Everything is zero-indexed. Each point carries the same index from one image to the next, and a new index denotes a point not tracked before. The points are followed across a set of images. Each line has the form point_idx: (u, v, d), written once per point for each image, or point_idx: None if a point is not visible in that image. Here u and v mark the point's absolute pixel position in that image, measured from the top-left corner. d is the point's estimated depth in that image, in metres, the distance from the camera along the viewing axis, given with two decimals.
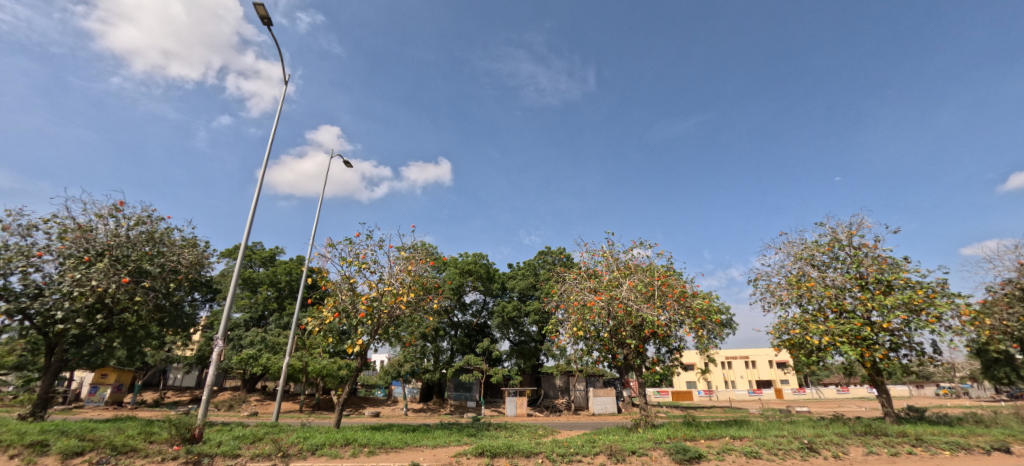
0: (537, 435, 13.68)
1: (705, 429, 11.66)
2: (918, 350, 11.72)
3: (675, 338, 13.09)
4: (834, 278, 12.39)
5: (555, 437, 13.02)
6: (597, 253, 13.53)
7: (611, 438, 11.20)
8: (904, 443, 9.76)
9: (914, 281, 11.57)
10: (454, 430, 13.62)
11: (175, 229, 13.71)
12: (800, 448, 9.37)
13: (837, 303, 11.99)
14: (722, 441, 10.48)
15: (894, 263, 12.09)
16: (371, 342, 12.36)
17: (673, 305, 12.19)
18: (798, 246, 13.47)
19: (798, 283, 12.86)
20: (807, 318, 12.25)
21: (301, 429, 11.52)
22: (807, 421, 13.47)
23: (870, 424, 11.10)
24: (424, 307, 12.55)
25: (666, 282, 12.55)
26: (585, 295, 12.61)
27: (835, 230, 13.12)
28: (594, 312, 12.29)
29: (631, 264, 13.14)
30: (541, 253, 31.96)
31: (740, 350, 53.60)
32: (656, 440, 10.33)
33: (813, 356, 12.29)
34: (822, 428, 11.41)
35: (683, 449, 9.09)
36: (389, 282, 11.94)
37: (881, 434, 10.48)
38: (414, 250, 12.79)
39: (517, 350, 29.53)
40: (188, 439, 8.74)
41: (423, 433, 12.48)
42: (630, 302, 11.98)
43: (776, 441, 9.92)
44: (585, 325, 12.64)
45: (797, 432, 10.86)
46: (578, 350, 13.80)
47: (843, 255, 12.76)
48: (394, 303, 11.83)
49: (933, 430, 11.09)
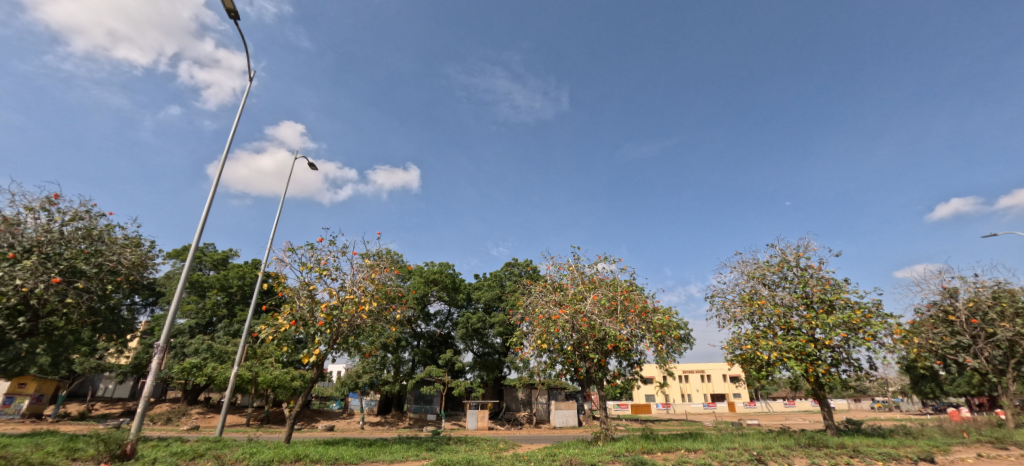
0: (498, 448, 13.54)
1: (662, 443, 11.91)
2: (856, 366, 12.54)
3: (636, 352, 13.36)
4: (783, 297, 13.10)
5: (516, 451, 12.93)
6: (563, 266, 13.76)
7: (571, 451, 11.20)
8: (843, 454, 10.39)
9: (853, 301, 12.47)
10: (413, 444, 13.22)
11: (117, 227, 12.71)
12: (750, 460, 9.80)
13: (785, 321, 12.69)
14: (677, 453, 10.77)
15: (836, 284, 12.96)
16: (328, 352, 11.91)
17: (635, 319, 12.50)
18: (751, 266, 14.18)
19: (750, 301, 13.52)
20: (758, 334, 12.91)
21: (246, 445, 10.78)
22: (757, 433, 14.03)
23: (814, 436, 11.74)
24: (387, 316, 12.32)
25: (629, 297, 12.89)
26: (550, 308, 12.74)
27: (784, 251, 13.93)
28: (559, 325, 12.42)
29: (596, 278, 13.45)
30: (508, 265, 32.16)
31: (697, 364, 55.50)
32: (615, 454, 10.47)
33: (763, 370, 12.87)
34: (769, 441, 11.90)
35: (640, 462, 9.36)
36: (351, 291, 11.53)
37: (822, 446, 11.12)
38: (379, 258, 12.52)
39: (480, 361, 29.23)
40: (118, 455, 8.08)
41: (380, 448, 12.02)
42: (594, 316, 12.18)
43: (728, 453, 10.30)
44: (549, 338, 12.79)
45: (747, 445, 11.30)
46: (542, 363, 13.87)
47: (791, 275, 13.56)
48: (355, 312, 11.41)
49: (869, 441, 11.85)
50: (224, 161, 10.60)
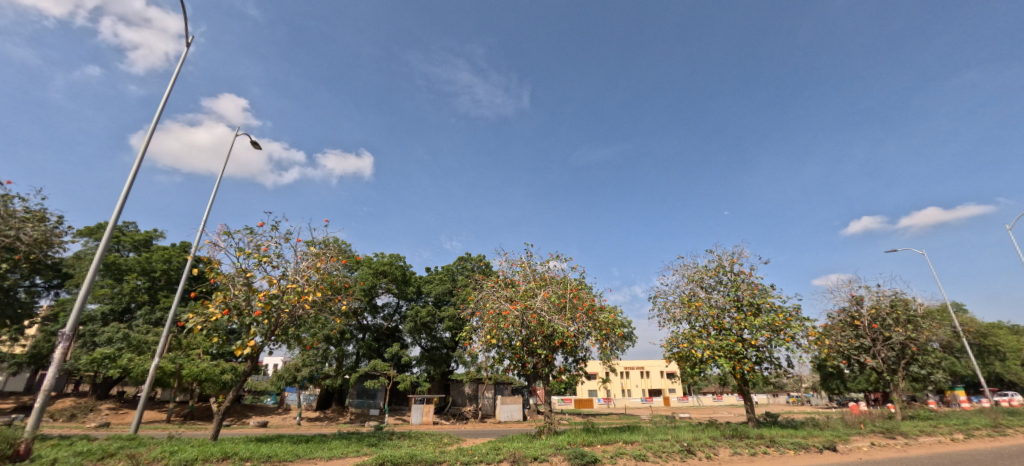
0: (442, 443, 13.48)
1: (602, 435, 12.42)
2: (776, 364, 13.75)
3: (581, 349, 13.80)
4: (717, 299, 14.06)
5: (460, 445, 12.95)
6: (515, 263, 13.89)
7: (514, 445, 11.40)
8: (761, 444, 11.40)
9: (777, 305, 13.65)
10: (354, 440, 12.83)
11: (17, 198, 11.17)
12: (680, 451, 10.49)
13: (718, 322, 13.64)
14: (615, 445, 11.30)
15: (764, 289, 14.10)
16: (264, 344, 11.24)
17: (582, 317, 12.91)
18: (691, 269, 15.08)
19: (688, 302, 14.39)
20: (693, 334, 13.79)
21: (166, 443, 9.95)
22: (688, 425, 15.01)
23: (737, 428, 12.77)
24: (331, 307, 11.83)
25: (577, 295, 13.28)
26: (501, 304, 12.83)
27: (721, 257, 14.93)
28: (509, 321, 12.55)
29: (547, 275, 13.72)
30: (461, 259, 31.95)
31: (637, 361, 58.29)
32: (557, 446, 10.79)
33: (696, 367, 13.76)
34: (698, 433, 12.79)
35: (581, 454, 9.72)
36: (293, 280, 10.91)
37: (744, 437, 12.14)
38: (326, 246, 11.98)
39: (428, 356, 28.86)
40: (10, 456, 7.17)
41: (318, 444, 11.54)
42: (544, 313, 12.42)
43: (661, 445, 10.96)
44: (498, 334, 12.90)
45: (678, 436, 12.08)
46: (490, 358, 13.95)
47: (725, 280, 14.58)
48: (297, 303, 10.84)
49: (783, 432, 13.08)
50: (151, 134, 9.73)
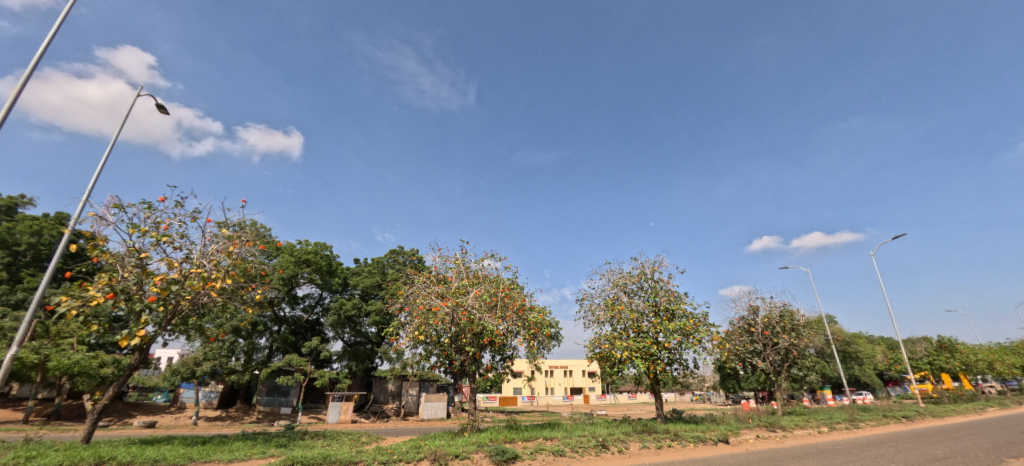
0: (360, 442, 12.93)
1: (523, 432, 12.71)
2: (684, 365, 15.03)
3: (509, 347, 14.01)
4: (638, 304, 15.04)
5: (379, 444, 12.53)
6: (449, 259, 13.75)
7: (436, 443, 11.29)
8: (666, 438, 12.42)
9: (688, 312, 14.92)
10: (260, 440, 11.85)
11: None
12: (595, 446, 11.09)
13: (637, 325, 14.59)
14: (535, 442, 11.64)
15: (678, 296, 15.35)
16: (158, 334, 10.02)
17: (512, 316, 13.12)
18: (616, 275, 15.97)
19: (612, 306, 15.22)
20: (614, 335, 14.62)
21: (20, 447, 8.45)
22: (604, 422, 15.88)
23: (647, 424, 13.77)
24: (243, 296, 10.84)
25: (509, 294, 13.47)
26: (431, 300, 12.62)
27: (643, 264, 15.99)
28: (438, 318, 12.40)
29: (480, 273, 13.74)
30: (392, 252, 30.90)
31: (562, 360, 60.52)
32: (479, 444, 10.88)
33: (614, 367, 14.61)
34: (612, 429, 13.60)
35: (502, 451, 9.87)
36: (198, 264, 9.81)
37: (652, 432, 13.14)
38: (241, 229, 10.94)
39: (350, 351, 27.53)
40: None
41: (217, 446, 10.49)
42: (474, 311, 12.41)
43: (578, 440, 11.50)
44: (426, 330, 12.69)
45: (594, 432, 12.76)
46: (416, 354, 13.66)
47: (645, 286, 15.64)
48: (201, 290, 9.78)
49: (686, 427, 14.36)
50: (22, 84, 8.30)
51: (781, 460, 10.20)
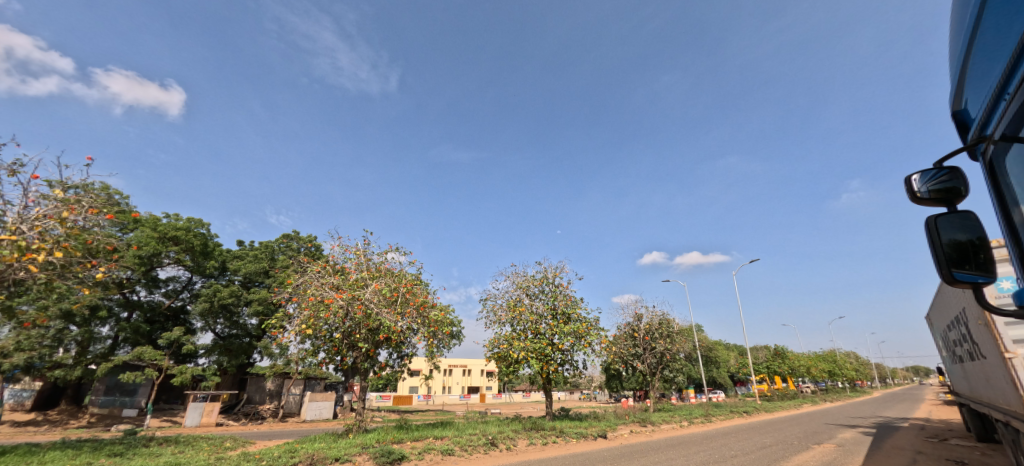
0: (223, 448, 11.42)
1: (413, 432, 12.37)
2: (574, 366, 16.00)
3: (407, 345, 13.55)
4: (538, 307, 15.64)
5: (246, 449, 11.21)
6: (349, 249, 12.86)
7: (315, 445, 10.45)
8: (552, 434, 13.07)
9: (582, 316, 15.92)
10: (86, 449, 9.80)
11: None
12: (484, 444, 11.23)
13: (535, 327, 15.14)
14: (425, 442, 11.40)
15: (575, 301, 16.31)
16: None
17: (412, 313, 12.68)
18: (520, 277, 16.43)
19: (513, 307, 15.59)
20: (513, 336, 15.00)
21: None
22: (496, 420, 16.20)
23: (535, 421, 14.36)
24: (79, 275, 8.87)
25: (411, 290, 13.01)
26: (324, 292, 11.72)
27: (546, 269, 16.70)
28: (331, 311, 11.55)
29: (382, 267, 13.07)
30: (285, 237, 28.04)
31: (461, 359, 60.55)
32: (364, 445, 10.31)
33: (510, 366, 14.99)
34: (503, 427, 13.92)
35: (388, 452, 9.46)
36: (12, 230, 7.72)
37: (539, 429, 13.73)
38: (82, 192, 8.93)
39: (222, 345, 24.27)
40: None
41: (20, 458, 8.41)
42: (372, 305, 11.78)
43: (468, 439, 11.53)
44: (316, 324, 11.73)
45: (485, 430, 12.91)
46: (302, 350, 12.55)
47: (546, 290, 16.32)
48: (15, 263, 7.76)
49: (571, 424, 15.28)
50: None
51: (647, 452, 11.37)
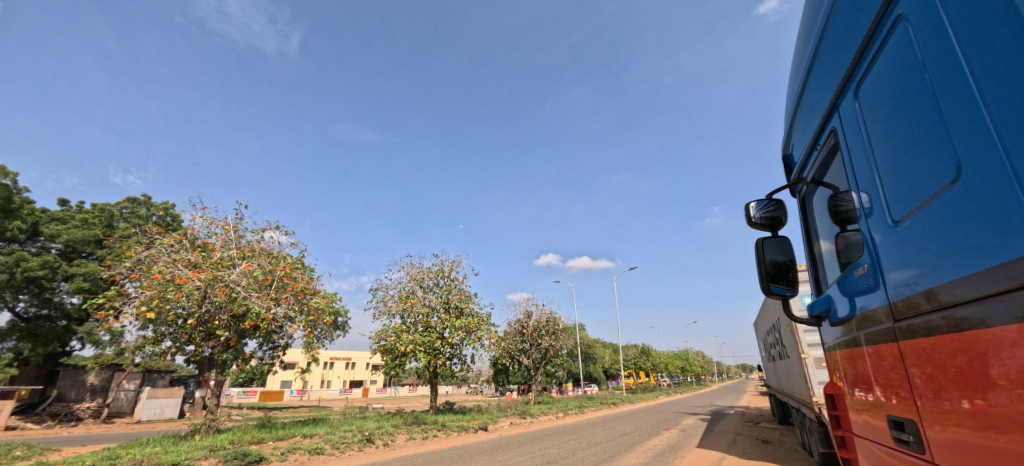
0: (8, 459, 9.00)
1: (278, 431, 11.19)
2: (462, 360, 16.04)
3: (280, 334, 12.19)
4: (431, 300, 15.34)
5: (45, 459, 9.00)
6: (216, 222, 11.10)
7: (146, 450, 8.81)
8: (433, 428, 12.92)
9: (475, 312, 16.03)
10: None
11: None
12: (359, 440, 10.62)
13: (426, 320, 14.81)
14: (290, 441, 10.38)
15: (468, 296, 16.37)
16: None
17: (288, 299, 11.39)
18: (415, 269, 15.94)
19: (405, 299, 15.05)
20: (402, 328, 14.49)
21: None
22: (376, 415, 15.52)
23: (417, 416, 14.06)
24: None
25: (290, 274, 11.66)
26: (176, 270, 9.98)
27: (443, 262, 16.48)
28: (183, 293, 9.84)
29: (257, 246, 11.54)
30: (129, 201, 23.23)
31: (345, 352, 56.92)
32: (212, 448, 8.99)
33: (397, 359, 14.48)
34: (382, 422, 13.34)
35: (243, 454, 8.39)
36: None
37: (421, 423, 13.49)
38: None
39: (23, 328, 19.17)
40: None
41: None
42: (238, 288, 10.34)
43: (342, 436, 10.79)
44: (162, 306, 9.91)
45: (362, 426, 12.23)
46: (140, 338, 10.51)
47: (441, 283, 16.10)
48: None
49: (454, 417, 15.31)
50: None
51: (523, 442, 11.92)
